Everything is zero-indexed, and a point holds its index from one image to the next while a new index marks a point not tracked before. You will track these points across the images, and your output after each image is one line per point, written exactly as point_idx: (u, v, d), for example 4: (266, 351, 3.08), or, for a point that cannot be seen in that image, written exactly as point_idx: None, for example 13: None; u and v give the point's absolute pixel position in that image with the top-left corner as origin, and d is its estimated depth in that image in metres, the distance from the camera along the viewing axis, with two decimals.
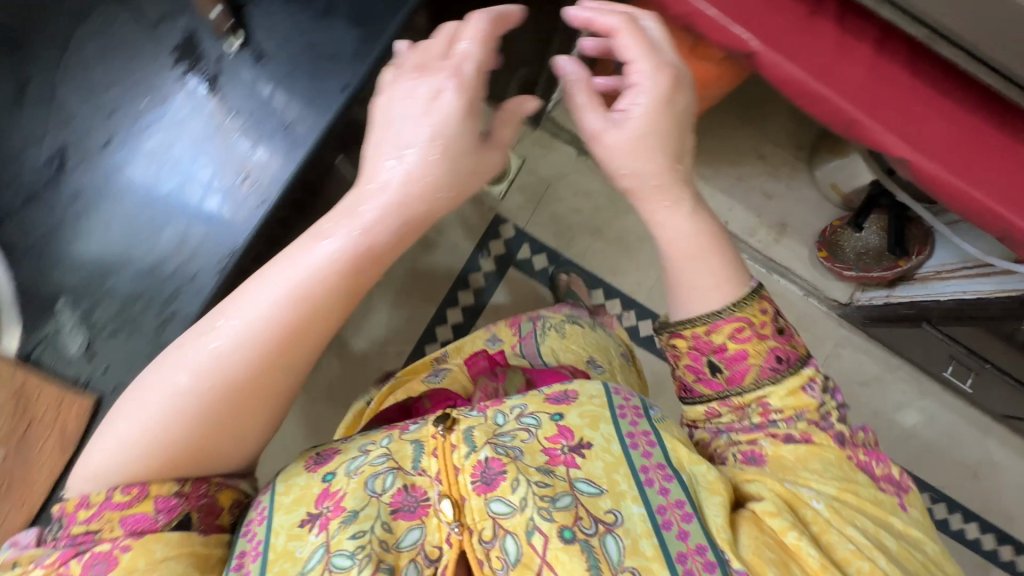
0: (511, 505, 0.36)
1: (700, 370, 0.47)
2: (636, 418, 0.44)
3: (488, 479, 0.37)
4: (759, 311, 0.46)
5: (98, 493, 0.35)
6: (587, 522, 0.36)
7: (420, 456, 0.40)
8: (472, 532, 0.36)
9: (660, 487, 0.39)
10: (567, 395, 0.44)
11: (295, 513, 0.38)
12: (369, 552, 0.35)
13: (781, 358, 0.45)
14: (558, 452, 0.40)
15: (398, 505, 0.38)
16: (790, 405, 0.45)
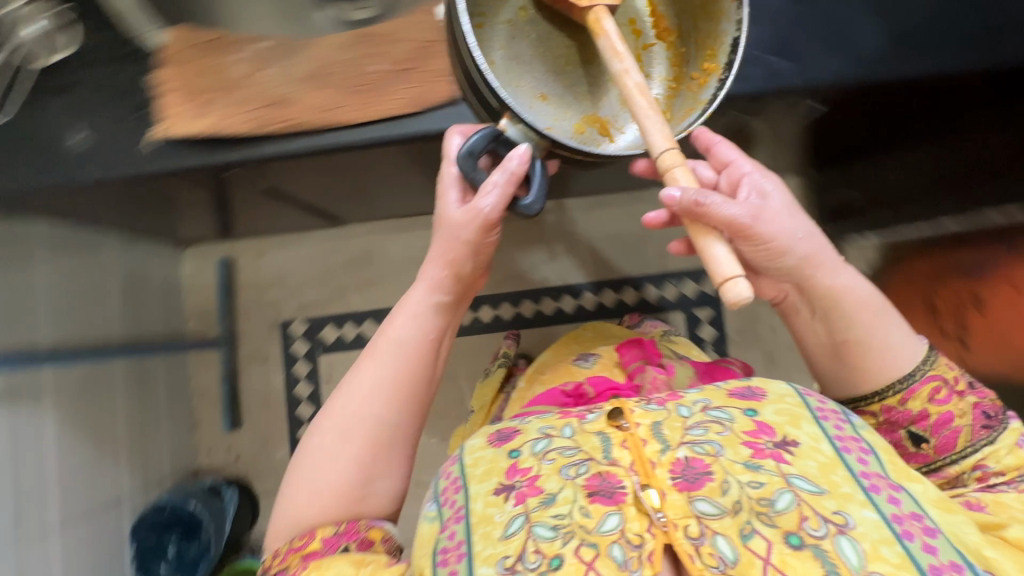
0: (721, 506, 0.35)
1: (901, 444, 0.46)
2: (840, 423, 0.39)
3: (691, 477, 0.36)
4: (951, 369, 0.45)
5: (285, 544, 0.44)
6: (815, 523, 0.34)
7: (610, 447, 0.39)
8: (677, 526, 0.35)
9: (889, 495, 0.35)
10: (753, 391, 0.41)
11: (488, 483, 0.39)
12: (572, 529, 0.35)
13: (990, 411, 0.44)
14: (762, 446, 0.37)
15: (595, 490, 0.37)
16: (1013, 465, 0.43)
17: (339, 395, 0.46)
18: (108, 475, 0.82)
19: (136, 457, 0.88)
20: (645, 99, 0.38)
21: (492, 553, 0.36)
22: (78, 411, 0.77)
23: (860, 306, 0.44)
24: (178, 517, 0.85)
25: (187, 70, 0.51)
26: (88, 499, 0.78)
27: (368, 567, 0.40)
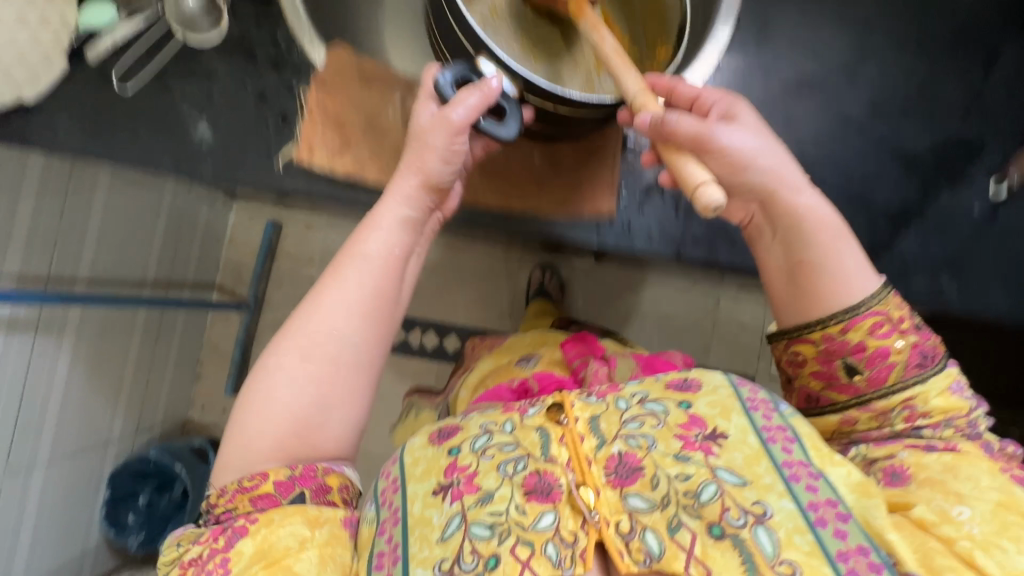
0: (651, 500, 0.36)
1: (835, 376, 0.45)
2: (769, 412, 0.40)
3: (623, 472, 0.37)
4: (899, 308, 0.44)
5: (232, 481, 0.40)
6: (736, 514, 0.35)
7: (548, 443, 0.39)
8: (609, 522, 0.36)
9: (807, 484, 0.37)
10: (689, 383, 0.42)
11: (427, 483, 0.39)
12: (508, 527, 0.35)
13: (928, 352, 0.43)
14: (692, 439, 0.38)
15: (532, 488, 0.37)
16: (938, 410, 0.43)
17: (289, 334, 0.42)
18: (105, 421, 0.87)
19: (134, 404, 0.93)
20: (614, 49, 0.42)
21: (427, 555, 0.36)
22: (98, 352, 0.82)
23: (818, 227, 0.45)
24: (154, 468, 0.93)
25: (338, 100, 0.51)
26: (81, 440, 0.83)
27: (322, 530, 0.38)
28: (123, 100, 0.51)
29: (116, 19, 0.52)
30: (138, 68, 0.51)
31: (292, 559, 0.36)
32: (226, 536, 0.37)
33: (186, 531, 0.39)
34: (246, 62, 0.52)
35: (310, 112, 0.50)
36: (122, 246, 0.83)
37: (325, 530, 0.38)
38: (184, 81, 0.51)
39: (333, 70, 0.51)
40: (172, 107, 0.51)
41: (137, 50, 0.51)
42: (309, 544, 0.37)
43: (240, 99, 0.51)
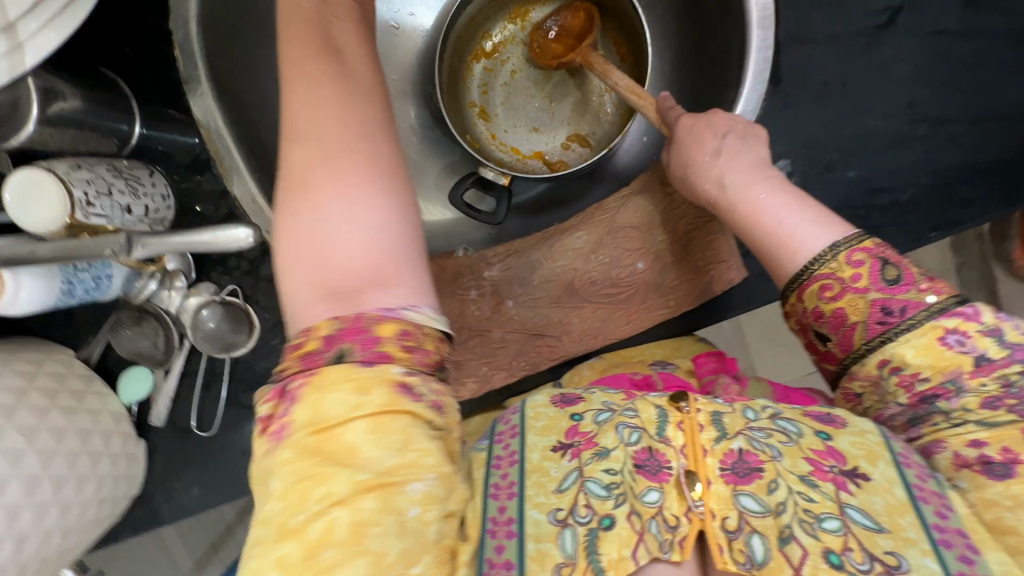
0: (765, 505, 0.36)
1: (813, 346, 0.43)
2: (924, 474, 0.36)
3: (740, 471, 0.37)
4: (863, 259, 0.40)
5: (291, 336, 0.35)
6: (860, 557, 0.33)
7: (664, 424, 0.40)
8: (714, 516, 0.36)
9: (961, 554, 0.33)
10: (832, 417, 0.39)
11: (547, 438, 0.42)
12: (624, 491, 0.38)
13: (895, 308, 0.38)
14: (825, 468, 0.36)
15: (642, 462, 0.39)
16: (933, 368, 0.37)
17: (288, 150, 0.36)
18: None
19: None
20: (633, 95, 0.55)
21: (543, 501, 0.39)
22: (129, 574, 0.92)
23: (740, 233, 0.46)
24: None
25: None
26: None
27: (375, 395, 0.32)
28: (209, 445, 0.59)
29: (154, 379, 0.58)
30: (207, 408, 0.59)
31: (339, 427, 0.32)
32: (282, 401, 0.33)
33: (255, 393, 0.36)
34: None
35: None
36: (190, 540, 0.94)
37: (375, 396, 0.32)
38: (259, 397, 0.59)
39: None
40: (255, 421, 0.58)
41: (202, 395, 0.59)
42: (361, 412, 0.32)
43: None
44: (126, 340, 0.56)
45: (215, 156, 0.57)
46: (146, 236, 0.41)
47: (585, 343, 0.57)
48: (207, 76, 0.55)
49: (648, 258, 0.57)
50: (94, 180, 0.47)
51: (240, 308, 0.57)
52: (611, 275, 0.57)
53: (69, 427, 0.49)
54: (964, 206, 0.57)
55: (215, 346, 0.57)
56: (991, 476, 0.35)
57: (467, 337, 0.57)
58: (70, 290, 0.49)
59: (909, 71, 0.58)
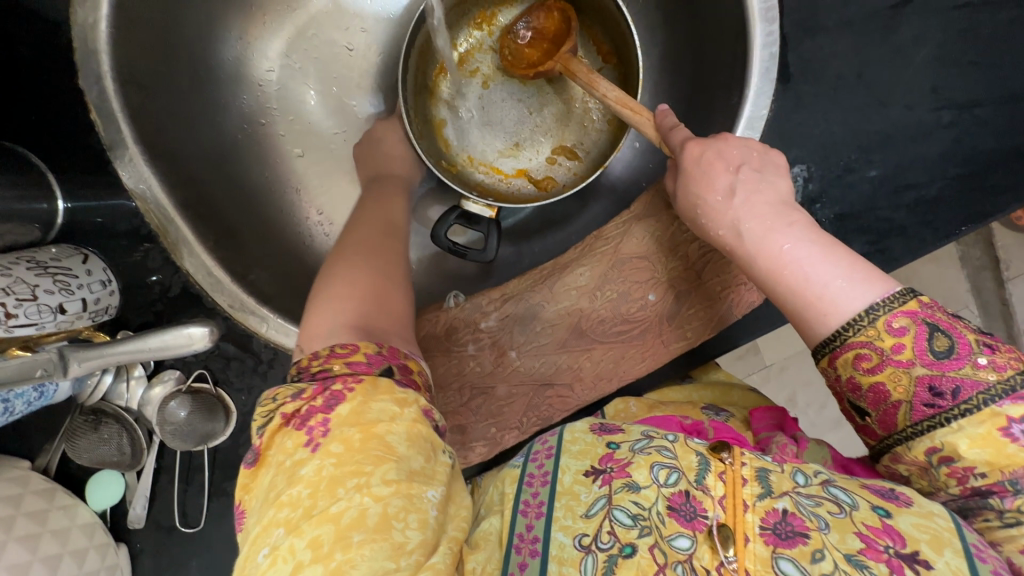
0: (806, 574, 0.32)
1: (850, 415, 0.40)
2: (1001, 571, 0.32)
3: (782, 532, 0.34)
4: (911, 330, 0.36)
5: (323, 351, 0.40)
6: None
7: (705, 473, 0.38)
8: (749, 574, 0.33)
9: None
10: (896, 495, 0.36)
11: (581, 462, 0.40)
12: (651, 526, 0.36)
13: (945, 388, 0.35)
14: (879, 547, 0.32)
15: (676, 506, 0.36)
16: (989, 460, 0.34)
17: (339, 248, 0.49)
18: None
19: None
20: (628, 109, 0.49)
21: (570, 524, 0.37)
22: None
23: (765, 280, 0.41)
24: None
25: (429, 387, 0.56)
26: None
27: (410, 410, 0.37)
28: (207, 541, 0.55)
29: (128, 480, 0.56)
30: (193, 505, 0.56)
31: (384, 427, 0.35)
32: (323, 396, 0.36)
33: (279, 390, 0.39)
34: None
35: None
36: None
37: (412, 411, 0.37)
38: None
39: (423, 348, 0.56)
40: None
41: (177, 489, 0.56)
42: (399, 421, 0.36)
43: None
44: (85, 448, 0.53)
45: (157, 231, 0.55)
46: (78, 349, 0.46)
47: (594, 388, 0.54)
48: (134, 135, 0.52)
49: (659, 290, 0.53)
50: (12, 286, 0.43)
51: (212, 395, 0.55)
52: (620, 312, 0.53)
53: (32, 558, 0.47)
54: (996, 196, 0.50)
55: (187, 440, 0.54)
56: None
57: (473, 395, 0.55)
58: (8, 403, 0.45)
59: (933, 53, 0.50)
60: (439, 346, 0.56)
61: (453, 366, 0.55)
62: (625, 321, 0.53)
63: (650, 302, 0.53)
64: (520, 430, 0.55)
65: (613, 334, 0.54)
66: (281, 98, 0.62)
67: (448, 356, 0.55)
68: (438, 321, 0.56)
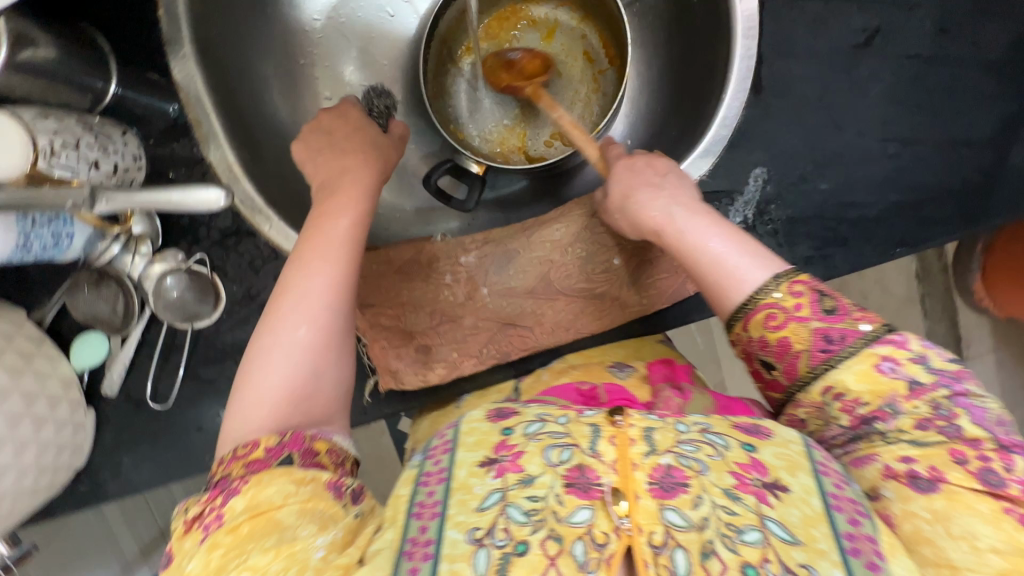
0: (688, 519, 0.36)
1: (760, 374, 0.47)
2: (840, 482, 0.39)
3: (666, 485, 0.37)
4: (803, 294, 0.45)
5: (229, 452, 0.45)
6: (777, 569, 0.34)
7: (596, 440, 0.40)
8: (641, 531, 0.36)
9: (867, 562, 0.35)
10: (759, 429, 0.41)
11: (475, 453, 0.41)
12: (544, 517, 0.37)
13: (834, 335, 0.43)
14: (748, 481, 0.37)
15: (572, 482, 0.38)
16: (870, 391, 0.42)
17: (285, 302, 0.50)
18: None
19: None
20: (575, 135, 0.62)
21: (463, 520, 0.38)
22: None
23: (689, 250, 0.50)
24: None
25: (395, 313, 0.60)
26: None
27: (306, 488, 0.42)
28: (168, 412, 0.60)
29: (111, 345, 0.60)
30: (164, 384, 0.61)
31: (278, 506, 0.40)
32: (224, 494, 0.42)
33: (190, 501, 0.44)
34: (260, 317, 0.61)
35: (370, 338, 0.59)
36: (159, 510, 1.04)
37: (308, 488, 0.42)
38: (219, 367, 0.61)
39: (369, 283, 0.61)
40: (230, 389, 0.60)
41: (155, 368, 0.61)
42: (293, 499, 0.41)
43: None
44: (86, 303, 0.59)
45: (191, 121, 0.62)
46: (109, 190, 0.45)
47: (549, 334, 0.60)
48: (190, 36, 0.61)
49: (624, 255, 0.60)
50: (60, 131, 0.50)
51: (206, 278, 0.60)
52: (587, 270, 0.60)
53: (13, 388, 0.51)
54: (932, 226, 0.59)
55: (176, 316, 0.60)
56: (917, 488, 0.38)
57: (441, 321, 0.60)
58: (27, 244, 0.50)
59: (882, 90, 0.60)
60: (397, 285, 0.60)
61: (423, 294, 0.60)
62: (588, 276, 0.60)
63: (614, 264, 0.59)
64: (478, 360, 0.60)
65: (577, 286, 0.60)
66: (323, 44, 0.72)
67: (419, 283, 0.61)
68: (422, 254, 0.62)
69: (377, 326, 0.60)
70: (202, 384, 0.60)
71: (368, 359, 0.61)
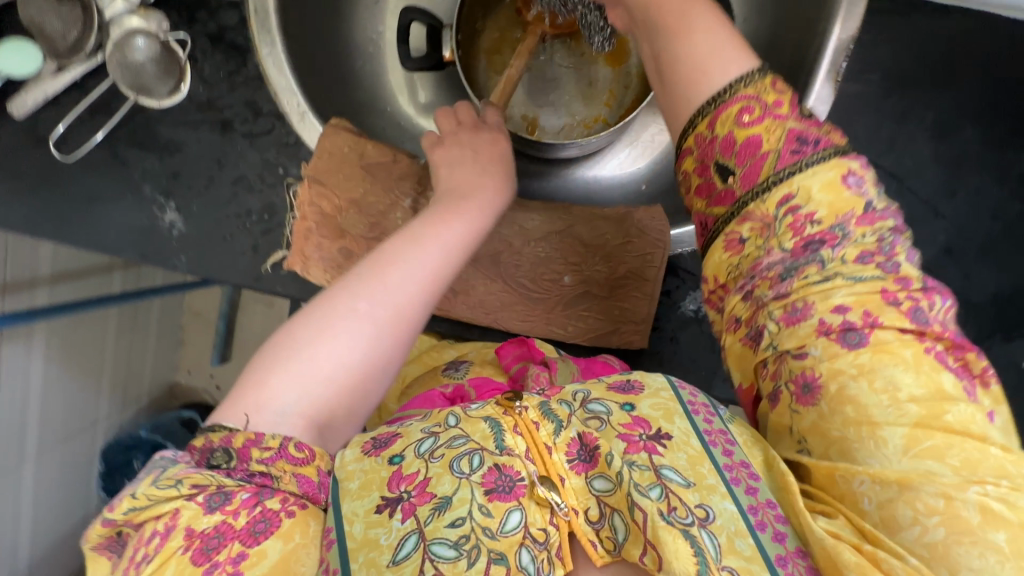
0: (610, 479, 0.39)
1: (711, 178, 0.51)
2: (708, 416, 0.45)
3: (584, 456, 0.39)
4: (774, 97, 0.50)
5: (273, 438, 0.45)
6: (683, 513, 0.38)
7: (502, 435, 0.39)
8: (576, 511, 0.38)
9: (746, 486, 0.42)
10: (631, 384, 0.46)
11: (368, 500, 0.37)
12: (475, 541, 0.35)
13: (807, 140, 0.48)
14: (636, 439, 0.41)
15: (492, 486, 0.37)
16: (826, 210, 0.47)
17: (388, 272, 0.55)
18: (92, 399, 1.16)
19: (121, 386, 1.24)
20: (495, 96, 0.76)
21: None
22: (71, 347, 1.09)
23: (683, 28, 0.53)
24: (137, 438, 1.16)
25: (337, 203, 0.71)
26: (64, 427, 1.12)
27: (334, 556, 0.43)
28: (68, 164, 0.72)
29: (43, 72, 0.72)
30: (72, 138, 0.73)
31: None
32: (252, 516, 0.42)
33: (199, 478, 0.43)
34: (211, 126, 0.74)
35: (304, 214, 0.71)
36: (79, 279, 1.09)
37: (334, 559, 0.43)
38: (187, 133, 0.74)
39: (328, 165, 0.71)
40: (132, 180, 0.73)
41: (80, 116, 0.73)
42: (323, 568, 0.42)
43: (184, 171, 0.73)
44: (39, 8, 0.69)
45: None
46: None
47: (485, 311, 0.73)
48: None
49: (573, 278, 0.73)
50: None
51: (177, 61, 0.72)
52: (551, 268, 0.73)
53: None
54: None
55: (136, 90, 0.72)
56: (846, 343, 0.44)
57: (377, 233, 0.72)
58: None
59: None
60: (353, 176, 0.72)
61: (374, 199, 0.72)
62: (533, 268, 0.73)
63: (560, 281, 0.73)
64: None
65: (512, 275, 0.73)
66: None
67: (373, 188, 0.73)
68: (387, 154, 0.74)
69: (314, 210, 0.71)
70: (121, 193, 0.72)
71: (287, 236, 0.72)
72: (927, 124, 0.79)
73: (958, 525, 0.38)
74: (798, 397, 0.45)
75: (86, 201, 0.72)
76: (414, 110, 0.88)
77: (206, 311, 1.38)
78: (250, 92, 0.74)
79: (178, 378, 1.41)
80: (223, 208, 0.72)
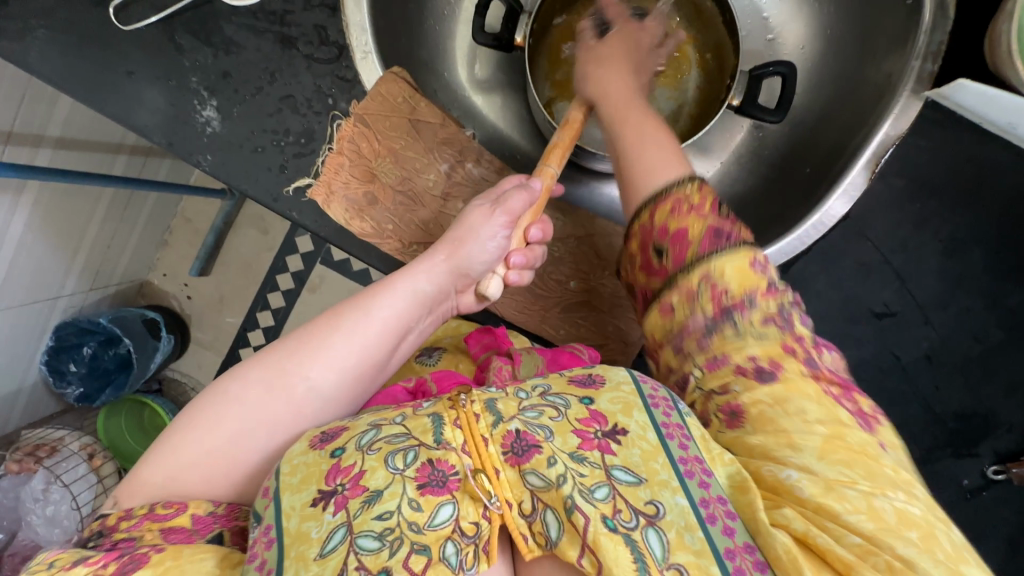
0: (544, 477, 0.42)
1: (648, 259, 0.56)
2: (668, 409, 0.47)
3: (518, 451, 0.43)
4: (707, 199, 0.56)
5: (141, 506, 0.49)
6: (628, 514, 0.41)
7: (441, 430, 0.44)
8: (509, 503, 0.42)
9: (699, 479, 0.43)
10: (593, 379, 0.49)
11: (305, 493, 0.42)
12: (400, 535, 0.40)
13: (723, 232, 0.53)
14: (590, 437, 0.44)
15: (425, 482, 0.42)
16: (737, 285, 0.52)
17: (320, 339, 0.56)
18: (59, 272, 1.27)
19: (88, 271, 1.35)
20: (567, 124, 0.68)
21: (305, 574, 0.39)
22: (54, 217, 1.18)
23: (642, 137, 0.63)
24: (97, 327, 1.39)
25: (374, 148, 0.77)
26: (34, 289, 1.23)
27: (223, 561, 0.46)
28: (123, 34, 0.73)
29: None
30: (135, 9, 0.74)
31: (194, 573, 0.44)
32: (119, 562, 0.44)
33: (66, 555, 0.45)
34: (275, 39, 0.75)
35: (341, 149, 0.75)
36: (83, 157, 1.20)
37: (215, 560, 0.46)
38: (249, 41, 0.75)
39: (380, 111, 0.77)
40: (180, 69, 0.74)
41: None
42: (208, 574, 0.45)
43: (236, 76, 0.74)
44: None
45: None
46: None
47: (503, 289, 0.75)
48: None
49: (582, 283, 0.77)
50: None
51: None
52: (570, 267, 0.78)
53: None
54: None
55: None
56: (762, 379, 0.48)
57: (406, 188, 0.78)
58: None
59: None
60: (399, 127, 0.79)
61: (416, 156, 0.79)
62: (551, 264, 0.77)
63: (570, 286, 0.77)
64: None
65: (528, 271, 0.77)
66: None
67: (418, 144, 0.80)
68: (440, 116, 0.82)
69: (353, 153, 0.76)
70: (165, 74, 0.73)
71: (318, 166, 0.74)
72: (941, 237, 0.84)
73: (881, 522, 0.41)
74: (727, 424, 0.49)
75: (125, 73, 0.73)
76: (467, 83, 0.99)
77: (197, 219, 1.55)
78: (320, 17, 0.77)
79: (152, 278, 1.57)
80: (264, 120, 0.74)
